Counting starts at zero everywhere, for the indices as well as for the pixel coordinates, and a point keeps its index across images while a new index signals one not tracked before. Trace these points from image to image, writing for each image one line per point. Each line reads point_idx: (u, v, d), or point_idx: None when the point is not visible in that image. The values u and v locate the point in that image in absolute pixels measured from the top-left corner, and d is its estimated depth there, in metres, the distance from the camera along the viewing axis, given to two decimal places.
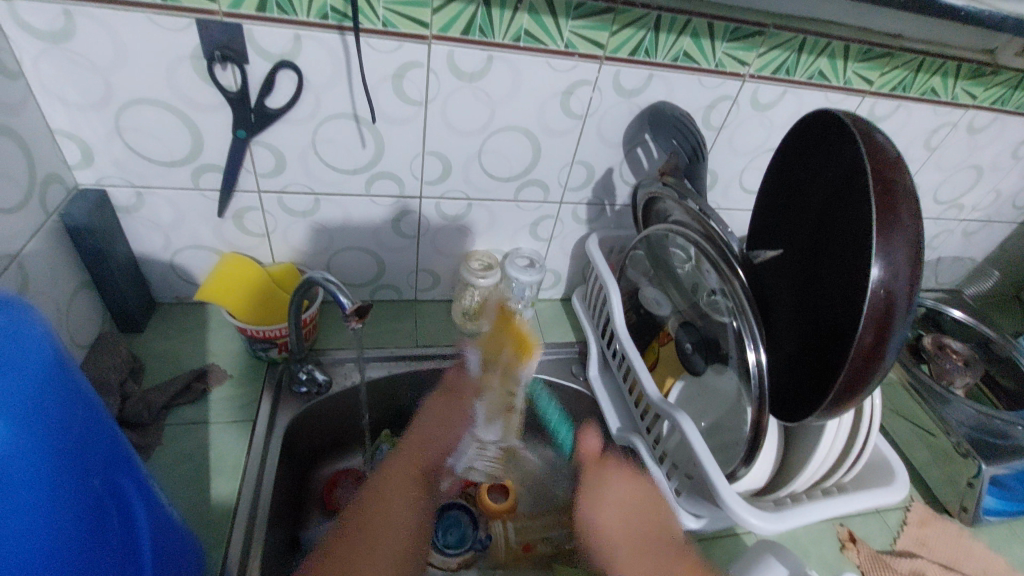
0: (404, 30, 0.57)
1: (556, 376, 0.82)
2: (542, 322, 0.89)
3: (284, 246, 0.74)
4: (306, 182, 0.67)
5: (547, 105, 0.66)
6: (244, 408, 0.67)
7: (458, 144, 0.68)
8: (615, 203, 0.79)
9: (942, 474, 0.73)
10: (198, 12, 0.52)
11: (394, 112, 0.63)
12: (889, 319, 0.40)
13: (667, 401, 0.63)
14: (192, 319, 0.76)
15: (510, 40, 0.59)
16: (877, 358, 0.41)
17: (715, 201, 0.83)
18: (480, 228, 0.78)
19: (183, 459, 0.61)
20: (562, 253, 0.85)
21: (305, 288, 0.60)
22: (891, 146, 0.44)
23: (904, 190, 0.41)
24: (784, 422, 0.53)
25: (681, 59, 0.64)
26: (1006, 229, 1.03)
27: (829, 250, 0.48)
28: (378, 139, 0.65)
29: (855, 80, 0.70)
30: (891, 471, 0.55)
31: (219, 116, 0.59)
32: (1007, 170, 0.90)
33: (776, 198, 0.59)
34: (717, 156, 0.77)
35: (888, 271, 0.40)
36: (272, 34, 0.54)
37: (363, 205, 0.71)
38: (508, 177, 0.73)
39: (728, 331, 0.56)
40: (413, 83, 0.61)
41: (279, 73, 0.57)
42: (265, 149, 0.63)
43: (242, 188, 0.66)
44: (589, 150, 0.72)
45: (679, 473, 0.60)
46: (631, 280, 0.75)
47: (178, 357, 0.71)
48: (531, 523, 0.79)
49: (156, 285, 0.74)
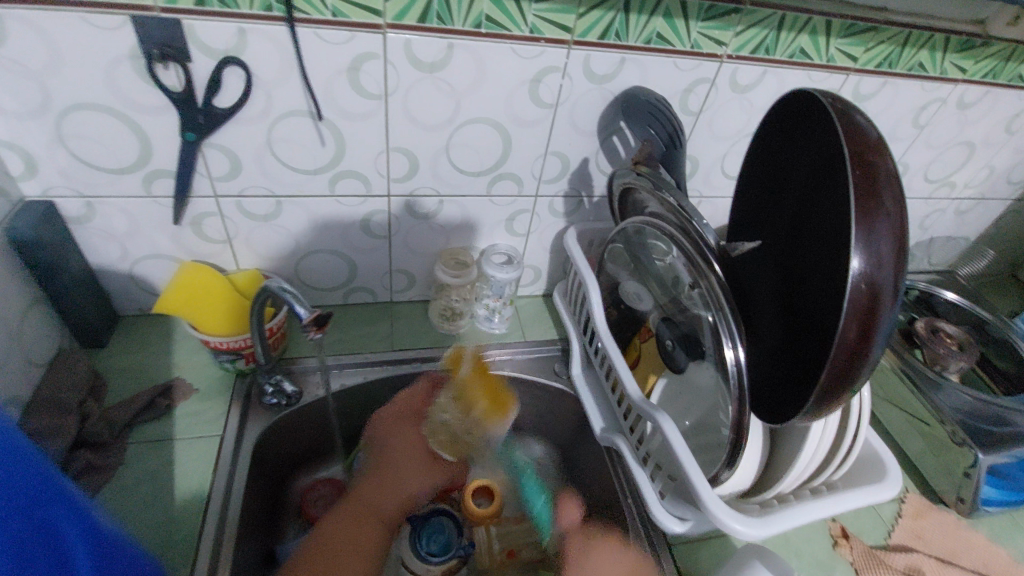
0: (356, 20, 0.53)
1: (539, 375, 0.79)
2: (523, 320, 0.86)
3: (248, 251, 0.71)
4: (265, 184, 0.64)
5: (516, 94, 0.63)
6: (212, 423, 0.65)
7: (422, 140, 0.64)
8: (593, 194, 0.77)
9: (938, 464, 0.71)
10: (132, 8, 0.49)
11: (352, 107, 0.59)
12: (874, 312, 0.38)
13: (649, 401, 0.60)
14: (157, 332, 0.73)
15: (471, 27, 0.56)
16: (862, 354, 0.39)
17: (697, 190, 0.80)
18: (454, 225, 0.75)
19: (145, 479, 0.59)
20: (541, 249, 0.83)
21: (263, 299, 0.57)
22: (871, 126, 0.41)
23: (887, 172, 0.39)
24: (766, 422, 0.50)
25: (654, 42, 0.61)
26: (999, 207, 1.00)
27: (808, 240, 0.45)
28: (337, 137, 0.62)
29: (838, 57, 0.67)
30: (882, 467, 0.53)
31: (164, 119, 0.56)
32: (1000, 146, 0.87)
33: (754, 186, 0.56)
34: (697, 142, 0.74)
35: (871, 259, 0.37)
36: (214, 30, 0.51)
37: (328, 206, 0.68)
38: (479, 172, 0.70)
39: (706, 325, 0.53)
40: (370, 76, 0.57)
41: (225, 70, 0.54)
42: (218, 151, 0.60)
43: (197, 193, 0.63)
44: (562, 140, 0.69)
45: (663, 475, 0.58)
46: (611, 274, 0.72)
47: (142, 372, 0.68)
48: (518, 530, 0.75)
49: (117, 296, 0.71)
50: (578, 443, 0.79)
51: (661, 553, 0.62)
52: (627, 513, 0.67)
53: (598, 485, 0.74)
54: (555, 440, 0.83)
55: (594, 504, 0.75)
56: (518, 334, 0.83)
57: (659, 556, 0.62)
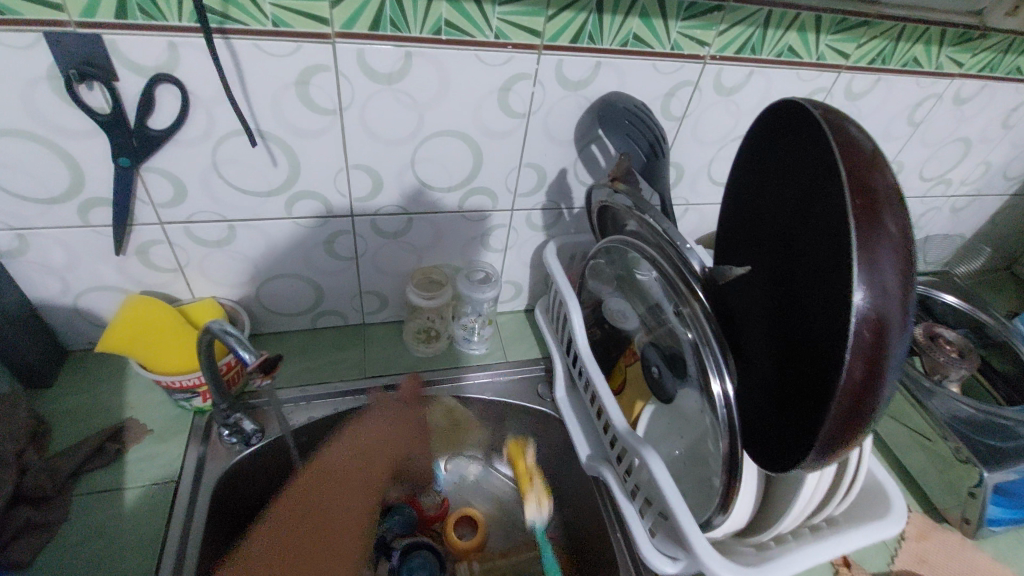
0: (300, 29, 0.48)
1: (521, 398, 0.75)
2: (503, 339, 0.82)
3: (203, 279, 0.66)
4: (214, 209, 0.59)
5: (483, 104, 0.58)
6: (168, 467, 0.60)
7: (384, 155, 0.59)
8: (572, 206, 0.72)
9: (941, 481, 0.67)
10: (45, 24, 0.43)
11: (304, 124, 0.55)
12: (881, 351, 0.33)
13: (635, 432, 0.56)
14: (110, 367, 0.68)
15: (429, 34, 0.51)
16: (870, 396, 0.34)
17: (684, 197, 0.76)
18: (425, 244, 0.71)
19: (93, 535, 0.54)
20: (520, 263, 0.78)
21: (206, 344, 0.52)
22: (868, 139, 0.37)
23: (888, 192, 0.34)
24: (762, 462, 0.46)
25: (632, 44, 0.56)
26: (995, 202, 0.96)
27: (802, 264, 0.41)
28: (290, 156, 0.57)
29: (828, 54, 0.63)
30: (886, 499, 0.49)
31: (96, 144, 0.51)
32: (997, 141, 0.83)
33: (741, 201, 0.52)
34: (681, 148, 0.69)
35: (876, 290, 0.33)
36: (142, 44, 0.46)
37: (286, 229, 0.63)
38: (448, 187, 0.65)
39: (691, 353, 0.49)
40: (321, 89, 0.52)
41: (158, 89, 0.49)
42: (158, 176, 0.55)
43: (140, 221, 0.58)
44: (536, 151, 0.64)
45: (653, 511, 0.54)
46: (593, 291, 0.68)
47: (92, 413, 0.63)
48: (500, 563, 0.72)
49: (63, 331, 0.66)
50: (564, 467, 0.75)
51: None
52: (615, 547, 0.63)
53: (585, 514, 0.71)
54: (541, 463, 0.80)
55: (582, 532, 0.71)
56: (499, 354, 0.79)
57: None
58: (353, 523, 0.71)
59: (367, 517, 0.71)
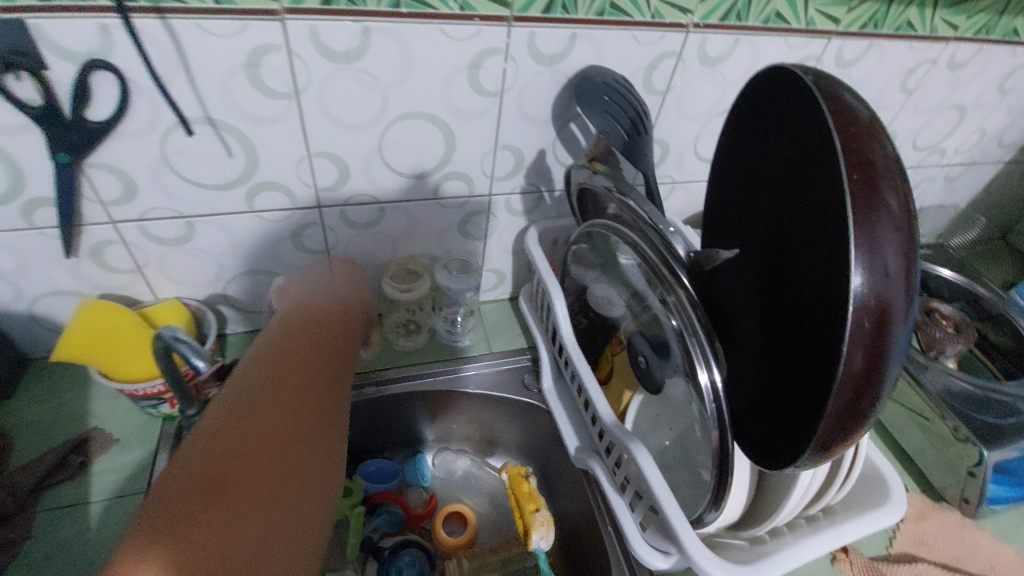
0: (245, 6, 0.44)
1: (507, 390, 0.73)
2: (488, 328, 0.79)
3: (166, 279, 0.62)
4: (169, 204, 0.55)
5: (452, 83, 0.54)
6: (137, 477, 0.58)
7: (349, 142, 0.56)
8: (553, 188, 0.69)
9: (939, 461, 0.66)
10: None
11: (259, 110, 0.51)
12: (882, 338, 0.31)
13: (623, 424, 0.54)
14: (73, 375, 0.65)
15: (389, 7, 0.47)
16: (870, 388, 0.32)
17: (670, 175, 0.73)
18: (400, 234, 0.67)
19: (56, 554, 0.52)
20: (502, 250, 0.75)
21: (162, 356, 0.48)
22: (862, 106, 0.34)
23: (885, 163, 0.31)
24: (755, 455, 0.44)
25: (608, 13, 0.53)
26: (990, 171, 0.93)
27: (792, 244, 0.38)
28: (247, 145, 0.53)
29: (817, 19, 0.59)
30: (885, 486, 0.47)
31: (31, 139, 0.47)
32: (992, 107, 0.80)
33: (729, 178, 0.49)
34: (665, 124, 0.66)
35: (876, 273, 0.30)
36: (68, 27, 0.42)
37: (249, 223, 0.59)
38: (421, 173, 0.61)
39: (678, 341, 0.47)
40: (274, 72, 0.48)
41: (94, 77, 0.45)
42: (105, 172, 0.51)
43: (90, 220, 0.54)
44: (512, 132, 0.61)
45: (642, 505, 0.52)
46: (577, 277, 0.65)
47: (54, 425, 0.60)
48: (490, 560, 0.72)
49: (20, 339, 0.63)
50: (554, 460, 0.73)
51: None
52: (607, 541, 0.61)
53: (577, 506, 0.69)
54: (532, 455, 0.78)
55: (575, 525, 0.70)
56: (483, 346, 0.76)
57: None
58: (287, 428, 0.49)
59: (308, 436, 0.50)
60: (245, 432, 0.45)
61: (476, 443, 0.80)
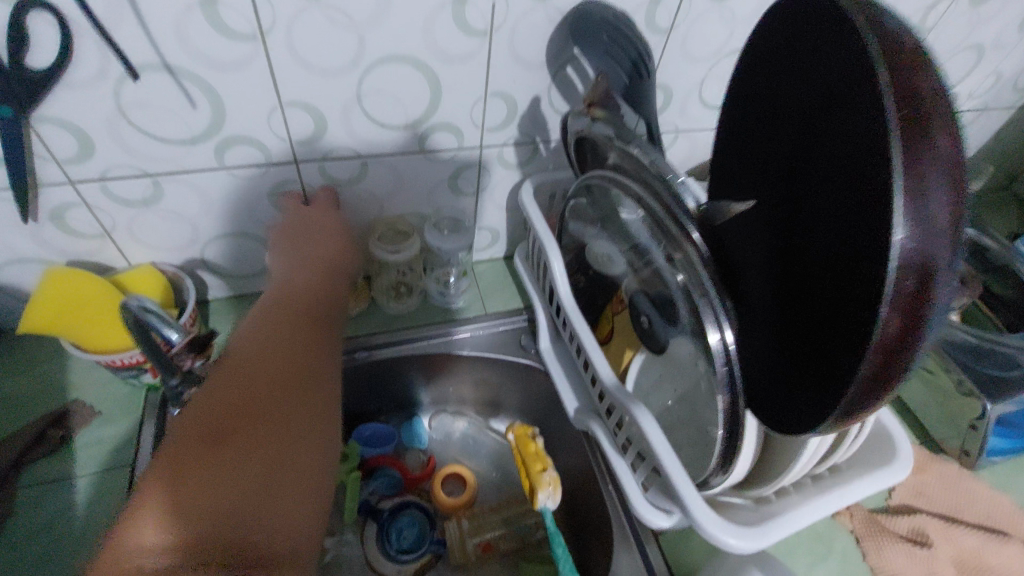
0: None
1: (503, 351, 0.71)
2: (482, 289, 0.76)
3: (138, 243, 0.59)
4: (131, 161, 0.50)
5: (435, 21, 0.49)
6: (124, 449, 0.56)
7: (325, 90, 0.51)
8: (548, 138, 0.64)
9: (940, 414, 0.65)
10: None
11: (222, 54, 0.46)
12: (926, 297, 0.28)
13: (625, 386, 0.52)
14: (48, 346, 0.62)
15: None
16: (907, 351, 0.29)
17: (672, 123, 0.68)
18: (386, 191, 0.63)
19: (44, 529, 0.50)
20: (495, 207, 0.71)
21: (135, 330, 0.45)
22: (907, 32, 0.30)
23: (936, 98, 0.28)
24: (766, 418, 0.42)
25: None
26: (1002, 116, 0.89)
27: (820, 194, 0.35)
28: (211, 95, 0.48)
29: None
30: (892, 444, 0.46)
31: None
32: (1013, 46, 0.75)
33: (745, 121, 0.45)
34: (669, 66, 0.61)
35: (922, 226, 0.27)
36: None
37: (221, 181, 0.55)
38: (405, 124, 0.57)
39: (687, 299, 0.44)
40: (233, 9, 0.43)
41: (29, 16, 0.40)
42: (56, 127, 0.46)
43: (46, 181, 0.50)
44: (503, 76, 0.56)
45: (645, 466, 0.51)
46: (575, 234, 0.61)
47: (32, 398, 0.58)
48: (489, 519, 0.72)
49: None
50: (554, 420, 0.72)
51: (647, 546, 0.56)
52: (608, 501, 0.61)
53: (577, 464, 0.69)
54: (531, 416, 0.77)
55: (575, 485, 0.69)
56: (477, 307, 0.74)
57: (643, 545, 0.56)
58: (283, 379, 0.44)
59: (308, 383, 0.45)
60: (229, 391, 0.41)
61: (472, 404, 0.79)
